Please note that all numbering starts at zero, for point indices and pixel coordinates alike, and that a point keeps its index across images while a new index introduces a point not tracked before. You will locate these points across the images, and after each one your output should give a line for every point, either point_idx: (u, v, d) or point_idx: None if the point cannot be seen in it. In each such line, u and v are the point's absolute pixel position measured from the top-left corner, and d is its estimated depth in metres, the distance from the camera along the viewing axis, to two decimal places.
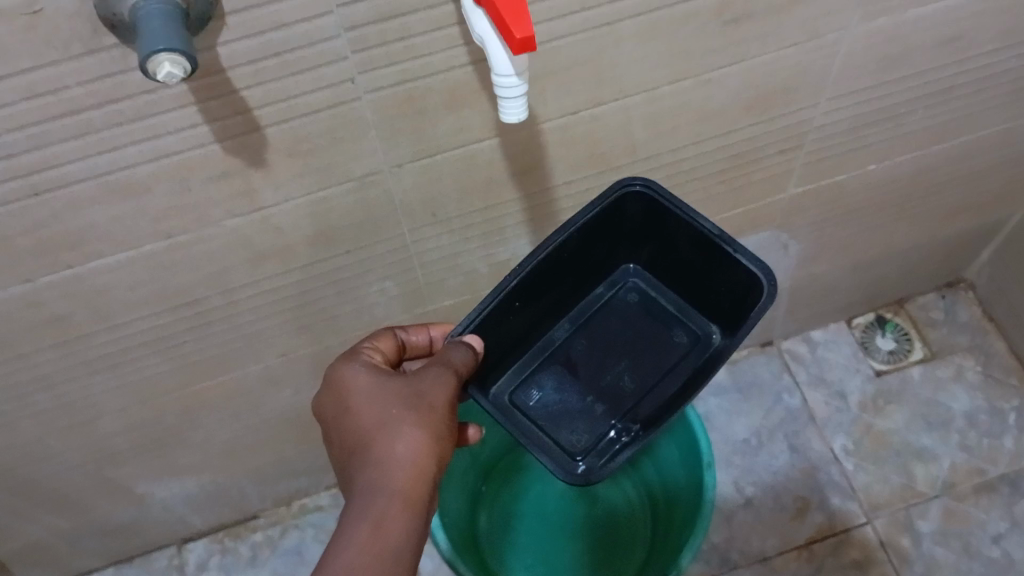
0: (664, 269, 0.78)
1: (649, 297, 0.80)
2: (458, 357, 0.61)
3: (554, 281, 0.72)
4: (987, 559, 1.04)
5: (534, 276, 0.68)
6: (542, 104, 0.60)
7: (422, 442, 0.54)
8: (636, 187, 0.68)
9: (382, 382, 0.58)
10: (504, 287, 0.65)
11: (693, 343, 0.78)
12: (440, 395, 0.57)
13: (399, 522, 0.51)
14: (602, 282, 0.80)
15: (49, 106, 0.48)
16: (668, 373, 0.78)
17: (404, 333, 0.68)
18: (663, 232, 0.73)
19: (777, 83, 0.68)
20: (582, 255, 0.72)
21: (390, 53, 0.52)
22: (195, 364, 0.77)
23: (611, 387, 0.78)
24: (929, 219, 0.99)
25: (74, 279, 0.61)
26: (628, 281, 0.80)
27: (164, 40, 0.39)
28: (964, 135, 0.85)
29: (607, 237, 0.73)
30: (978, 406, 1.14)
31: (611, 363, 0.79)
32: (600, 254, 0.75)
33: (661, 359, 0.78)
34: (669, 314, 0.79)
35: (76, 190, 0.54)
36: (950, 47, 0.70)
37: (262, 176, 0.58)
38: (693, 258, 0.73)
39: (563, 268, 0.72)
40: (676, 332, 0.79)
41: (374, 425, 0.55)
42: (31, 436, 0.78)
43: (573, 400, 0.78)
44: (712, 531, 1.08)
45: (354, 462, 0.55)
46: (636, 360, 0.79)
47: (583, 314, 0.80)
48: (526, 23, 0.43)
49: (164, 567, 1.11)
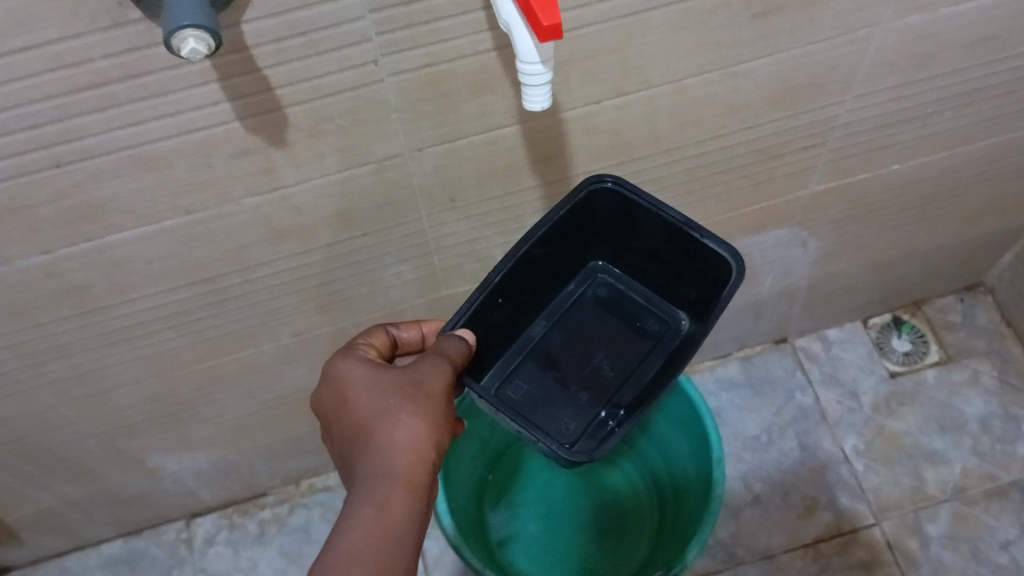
0: (633, 264, 0.78)
1: (618, 291, 0.80)
2: (453, 347, 0.61)
3: (533, 276, 0.73)
4: (995, 565, 1.03)
5: (515, 272, 0.68)
6: (566, 91, 0.60)
7: (422, 428, 0.54)
8: (607, 184, 0.67)
9: (379, 372, 0.58)
10: (488, 284, 0.65)
11: (663, 331, 0.79)
12: (437, 382, 0.57)
13: (401, 505, 0.52)
14: (571, 281, 0.80)
15: (74, 78, 0.48)
16: (644, 360, 0.78)
17: (396, 330, 0.68)
18: (629, 229, 0.73)
19: (805, 77, 0.67)
20: (555, 252, 0.72)
21: (416, 36, 0.52)
22: (210, 340, 0.77)
23: (591, 376, 0.78)
24: (952, 220, 0.98)
25: (94, 251, 0.61)
26: (597, 277, 0.80)
27: (190, 16, 0.39)
28: (992, 138, 0.83)
29: (576, 238, 0.73)
30: (992, 411, 1.13)
31: (589, 354, 0.79)
32: (571, 250, 0.75)
33: (635, 349, 0.78)
34: (639, 306, 0.80)
35: (98, 162, 0.54)
36: (983, 46, 0.69)
37: (283, 155, 0.58)
38: (661, 252, 0.73)
39: (540, 265, 0.72)
40: (647, 322, 0.79)
41: (372, 413, 0.55)
42: (47, 405, 0.79)
43: (555, 391, 0.78)
44: (719, 525, 1.07)
45: (355, 451, 0.55)
46: (614, 349, 0.79)
47: (558, 310, 0.80)
48: (553, 9, 0.43)
49: (172, 540, 1.12)
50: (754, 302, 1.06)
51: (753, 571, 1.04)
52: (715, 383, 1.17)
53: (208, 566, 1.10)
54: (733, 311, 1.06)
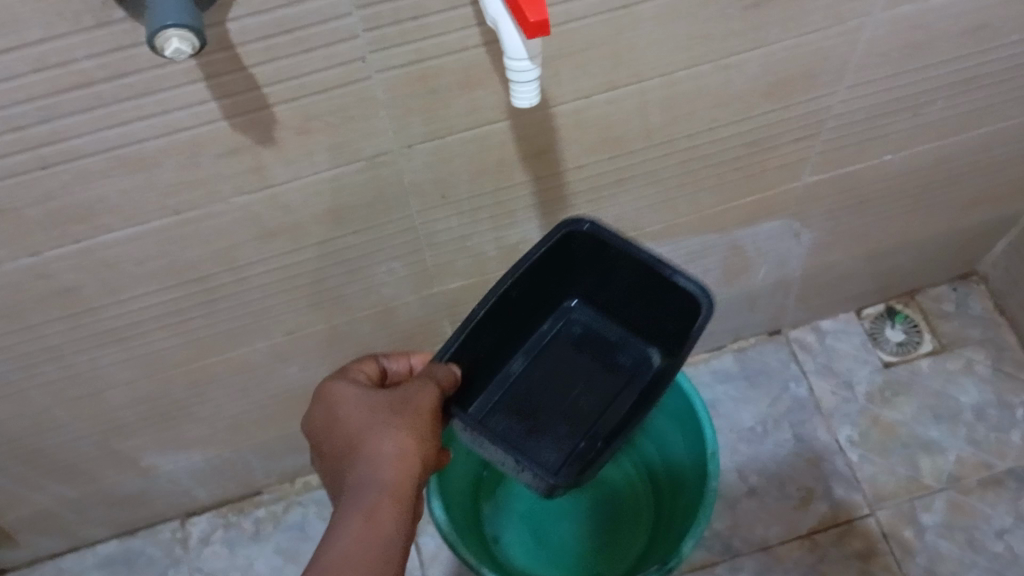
0: (606, 303, 0.78)
1: (592, 328, 0.80)
2: (442, 371, 0.62)
3: (512, 315, 0.73)
4: (991, 553, 1.03)
5: (493, 314, 0.69)
6: (556, 85, 0.60)
7: (408, 443, 0.54)
8: (585, 227, 0.68)
9: (368, 392, 0.58)
10: (465, 328, 0.66)
11: (637, 367, 0.79)
12: (425, 402, 0.58)
13: (387, 516, 0.51)
14: (547, 318, 0.80)
15: (58, 79, 0.47)
16: (620, 396, 0.78)
17: (386, 360, 0.68)
18: (605, 267, 0.73)
19: (796, 69, 0.66)
20: (532, 291, 0.72)
21: (404, 32, 0.51)
22: (201, 340, 0.77)
23: (569, 412, 0.78)
24: (946, 209, 0.98)
25: (82, 252, 0.61)
26: (572, 315, 0.80)
27: (174, 16, 0.39)
28: (984, 127, 0.83)
29: (552, 277, 0.74)
30: (986, 400, 1.13)
31: (566, 391, 0.79)
32: (547, 289, 0.75)
33: (611, 384, 0.79)
34: (613, 343, 0.80)
35: (84, 164, 0.53)
36: (974, 35, 0.69)
37: (272, 153, 0.57)
38: (635, 289, 0.74)
39: (518, 304, 0.72)
40: (622, 358, 0.79)
41: (360, 429, 0.55)
42: (38, 407, 0.78)
43: (535, 426, 0.77)
44: (716, 517, 1.07)
45: (343, 466, 0.55)
46: (590, 385, 0.79)
47: (534, 348, 0.80)
48: (540, 6, 0.42)
49: (168, 539, 1.12)
50: (749, 294, 1.05)
51: (750, 563, 1.04)
52: (710, 375, 1.17)
53: (204, 565, 1.10)
54: (727, 304, 1.06)
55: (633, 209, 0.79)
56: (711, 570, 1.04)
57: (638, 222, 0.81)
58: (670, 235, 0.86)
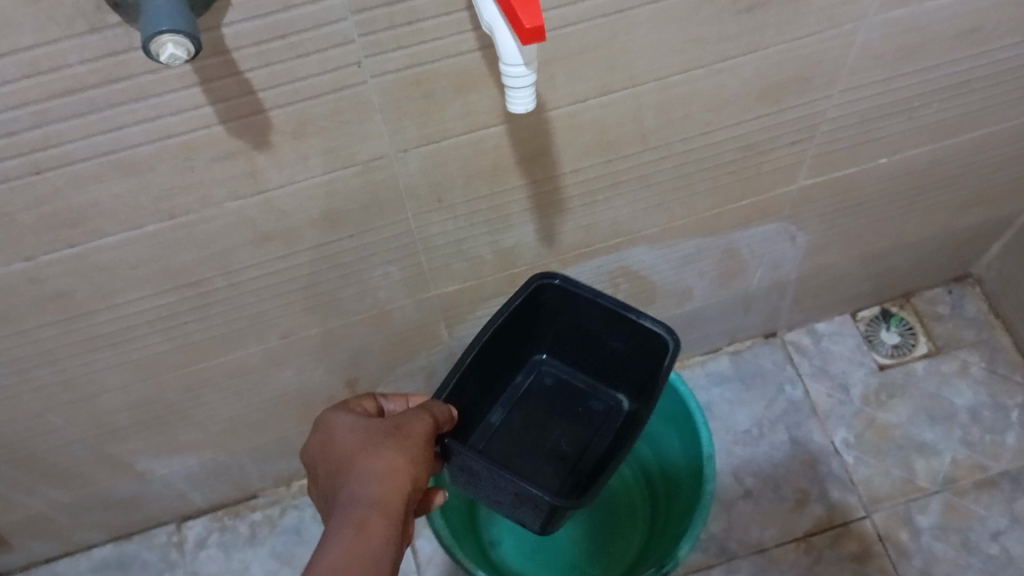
0: (570, 355, 0.88)
1: (561, 378, 0.90)
2: (438, 407, 0.66)
3: (491, 367, 0.82)
4: (987, 555, 1.03)
5: (472, 367, 0.78)
6: (551, 89, 0.60)
7: (401, 460, 0.56)
8: (556, 281, 0.78)
9: (365, 419, 0.61)
10: (447, 384, 0.75)
11: (607, 410, 0.89)
12: (420, 429, 0.61)
13: (381, 520, 0.52)
14: (519, 371, 0.89)
15: (52, 83, 0.47)
16: (595, 436, 0.88)
17: (384, 400, 0.70)
18: (568, 321, 0.83)
19: (791, 73, 0.67)
20: (505, 345, 0.82)
21: (399, 36, 0.51)
22: (196, 344, 0.77)
23: (551, 453, 0.87)
24: (940, 212, 0.98)
25: (76, 257, 0.60)
26: (541, 368, 0.90)
27: (169, 21, 0.39)
28: (978, 130, 0.83)
29: (524, 334, 0.84)
30: (981, 402, 1.13)
31: (545, 435, 0.88)
32: (518, 346, 0.85)
33: (585, 427, 0.88)
34: (582, 390, 0.90)
35: (78, 168, 0.53)
36: (967, 39, 0.69)
37: (267, 157, 0.57)
38: (597, 338, 0.84)
39: (494, 357, 0.81)
40: (591, 403, 0.89)
41: (356, 446, 0.57)
42: (33, 412, 0.78)
43: (517, 463, 0.86)
44: (711, 520, 1.08)
45: (337, 480, 0.56)
46: (567, 428, 0.88)
47: (511, 399, 0.89)
48: (534, 11, 0.42)
49: (163, 543, 1.12)
50: (744, 297, 1.06)
51: (746, 565, 1.04)
52: (706, 377, 1.17)
53: (200, 568, 1.09)
54: (722, 306, 1.06)
55: (628, 212, 0.79)
56: (707, 572, 1.04)
57: (633, 225, 0.82)
58: (665, 239, 0.86)
